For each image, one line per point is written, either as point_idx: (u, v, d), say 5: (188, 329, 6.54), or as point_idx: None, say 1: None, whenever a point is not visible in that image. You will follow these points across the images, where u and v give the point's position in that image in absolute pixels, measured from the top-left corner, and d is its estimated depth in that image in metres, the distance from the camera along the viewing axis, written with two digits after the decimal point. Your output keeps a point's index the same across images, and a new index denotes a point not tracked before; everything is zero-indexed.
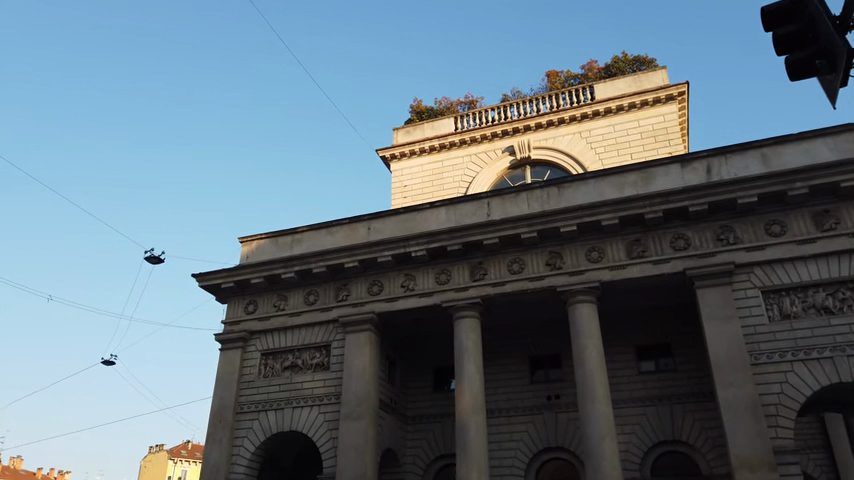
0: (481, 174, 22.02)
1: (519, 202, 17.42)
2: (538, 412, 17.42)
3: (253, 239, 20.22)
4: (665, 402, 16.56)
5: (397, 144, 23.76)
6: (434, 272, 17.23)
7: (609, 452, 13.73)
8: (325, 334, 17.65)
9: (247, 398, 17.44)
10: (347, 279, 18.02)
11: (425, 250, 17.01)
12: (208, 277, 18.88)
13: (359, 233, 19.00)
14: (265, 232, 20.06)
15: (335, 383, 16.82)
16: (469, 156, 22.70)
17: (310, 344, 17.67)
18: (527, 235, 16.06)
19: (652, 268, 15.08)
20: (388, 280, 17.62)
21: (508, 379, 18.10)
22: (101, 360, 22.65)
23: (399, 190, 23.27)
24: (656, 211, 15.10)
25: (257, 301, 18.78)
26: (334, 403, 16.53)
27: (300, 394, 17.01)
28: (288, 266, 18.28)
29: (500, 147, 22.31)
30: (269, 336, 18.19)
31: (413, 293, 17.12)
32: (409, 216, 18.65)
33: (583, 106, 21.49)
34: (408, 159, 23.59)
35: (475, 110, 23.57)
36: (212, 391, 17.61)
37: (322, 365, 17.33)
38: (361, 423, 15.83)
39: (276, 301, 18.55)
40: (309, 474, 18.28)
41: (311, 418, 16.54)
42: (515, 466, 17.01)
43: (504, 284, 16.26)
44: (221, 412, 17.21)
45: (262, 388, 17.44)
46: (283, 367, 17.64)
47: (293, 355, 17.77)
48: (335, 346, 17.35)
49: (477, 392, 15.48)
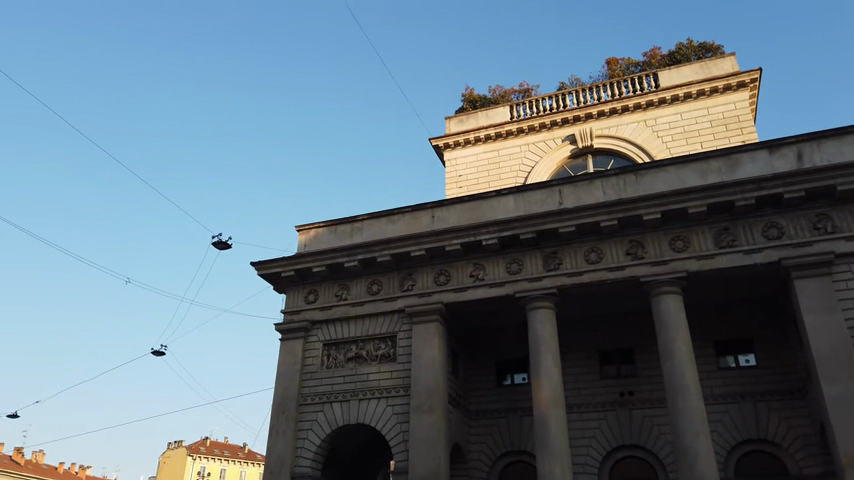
0: (542, 163, 21.28)
1: (594, 189, 16.67)
2: (611, 408, 16.68)
3: (310, 229, 19.73)
4: (748, 399, 15.85)
5: (451, 133, 23.12)
6: (504, 262, 16.51)
7: (705, 449, 13.07)
8: (390, 324, 17.09)
9: (310, 389, 16.93)
10: (413, 269, 17.44)
11: (497, 238, 16.30)
12: (268, 266, 18.44)
13: (422, 222, 18.37)
14: (324, 221, 19.56)
15: (402, 375, 16.24)
16: (527, 145, 21.94)
17: (374, 335, 17.11)
18: (607, 223, 15.38)
19: (744, 257, 14.38)
20: (456, 270, 16.98)
21: (578, 375, 17.38)
22: (151, 351, 22.13)
23: (454, 179, 22.56)
24: (747, 198, 14.43)
25: (317, 291, 18.29)
26: (403, 396, 15.97)
27: (366, 386, 16.46)
28: (350, 254, 17.74)
29: (560, 136, 21.58)
30: (330, 326, 17.70)
31: (483, 283, 16.44)
32: (474, 204, 17.92)
33: (649, 94, 20.82)
34: (462, 148, 22.90)
35: (531, 98, 22.85)
36: (274, 382, 17.13)
37: (388, 357, 16.78)
38: (434, 417, 15.24)
39: (338, 291, 18.03)
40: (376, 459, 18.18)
41: (379, 411, 15.98)
42: (588, 464, 16.29)
43: (581, 275, 15.54)
44: (284, 403, 16.71)
45: (326, 379, 16.93)
46: (347, 358, 17.12)
47: (357, 346, 17.23)
48: (401, 338, 16.77)
49: (557, 386, 14.75)
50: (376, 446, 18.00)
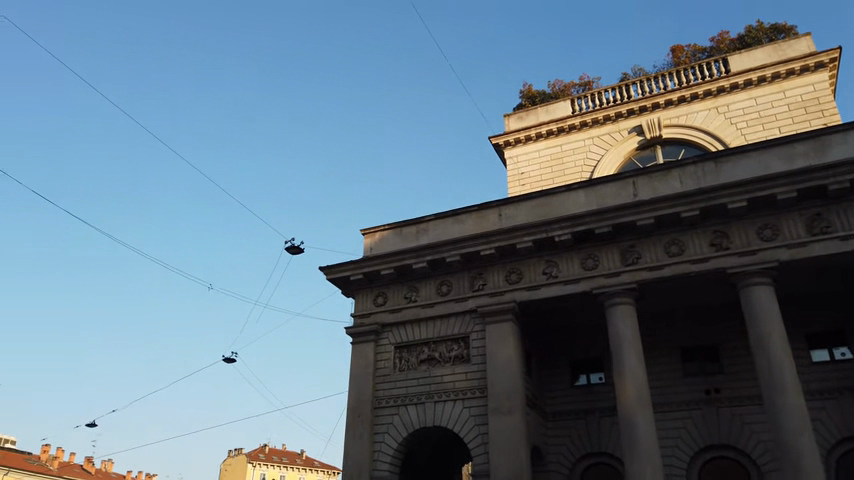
0: (608, 156, 20.69)
1: (670, 179, 16.05)
2: (697, 407, 15.98)
3: (376, 232, 19.64)
4: (847, 394, 14.93)
5: (511, 130, 22.70)
6: (579, 258, 16.02)
7: (809, 448, 12.32)
8: (462, 325, 16.77)
9: (384, 392, 16.80)
10: (483, 268, 17.05)
11: (570, 233, 15.81)
12: (337, 270, 18.44)
13: (490, 220, 17.96)
14: (389, 223, 19.45)
15: (478, 376, 15.93)
16: (592, 139, 21.37)
17: (447, 336, 16.83)
18: (688, 213, 14.76)
19: (840, 244, 13.56)
20: (528, 267, 16.52)
21: (659, 373, 16.75)
22: (223, 358, 22.40)
23: (516, 177, 22.01)
24: (842, 181, 13.61)
25: (386, 293, 18.16)
26: (480, 397, 15.66)
27: (441, 387, 16.21)
28: (418, 255, 17.50)
29: (625, 128, 20.97)
30: (401, 328, 17.53)
31: (557, 280, 15.96)
32: (543, 200, 17.42)
33: (719, 80, 20.04)
34: (524, 145, 22.38)
35: (593, 91, 22.29)
36: (348, 386, 17.07)
37: (461, 358, 16.47)
38: (514, 417, 14.89)
39: (407, 293, 17.84)
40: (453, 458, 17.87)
41: (455, 413, 15.71)
42: (674, 466, 15.62)
43: (661, 269, 14.96)
44: (358, 407, 16.62)
45: (399, 382, 16.76)
46: (420, 361, 16.90)
47: (429, 347, 16.99)
48: (474, 338, 16.44)
49: (642, 384, 14.19)
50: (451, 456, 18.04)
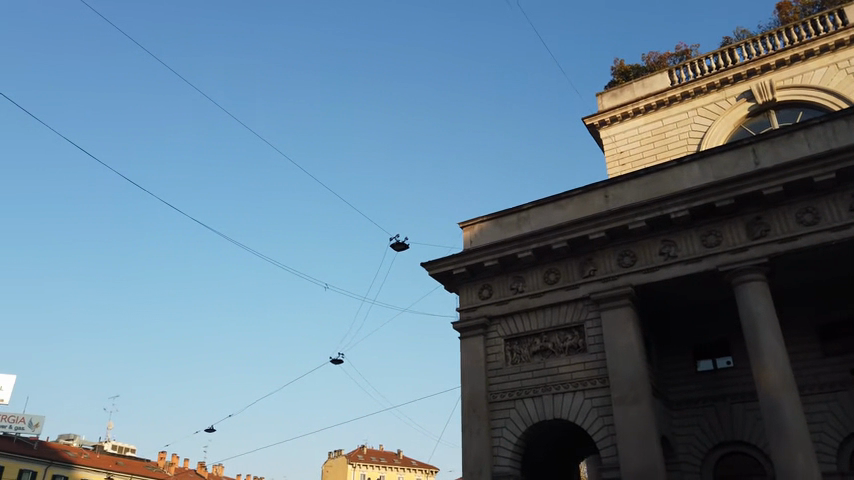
0: (716, 127, 19.43)
1: (796, 143, 14.78)
2: (843, 388, 14.61)
3: (474, 224, 19.16)
4: None
5: (606, 109, 21.71)
6: (698, 234, 15.02)
7: None
8: (575, 313, 16.08)
9: (498, 386, 16.39)
10: (593, 253, 16.26)
11: (688, 210, 14.84)
12: (439, 265, 18.14)
13: (595, 203, 17.11)
14: (487, 214, 18.92)
15: (597, 366, 15.24)
16: (696, 110, 20.13)
17: (559, 325, 16.18)
18: (822, 178, 13.51)
19: None
20: (642, 249, 15.65)
21: (795, 353, 15.47)
22: (330, 360, 22.68)
23: (615, 157, 21.05)
24: None
25: (491, 286, 17.66)
26: (601, 387, 14.97)
27: (558, 379, 15.63)
28: (523, 245, 16.87)
29: (733, 95, 19.62)
30: (509, 320, 17.03)
31: (676, 260, 15.01)
32: (653, 177, 16.50)
33: (837, 33, 18.36)
34: (621, 123, 21.38)
35: (692, 60, 21.00)
36: (460, 382, 16.79)
37: (577, 347, 15.79)
38: (641, 407, 14.11)
39: (513, 284, 17.26)
40: (574, 451, 17.26)
41: (576, 405, 15.09)
42: (822, 453, 14.34)
43: (795, 240, 13.76)
44: (474, 402, 16.35)
45: (513, 375, 16.30)
46: (533, 352, 16.35)
47: (541, 338, 16.39)
48: (590, 326, 15.72)
49: (784, 366, 13.08)
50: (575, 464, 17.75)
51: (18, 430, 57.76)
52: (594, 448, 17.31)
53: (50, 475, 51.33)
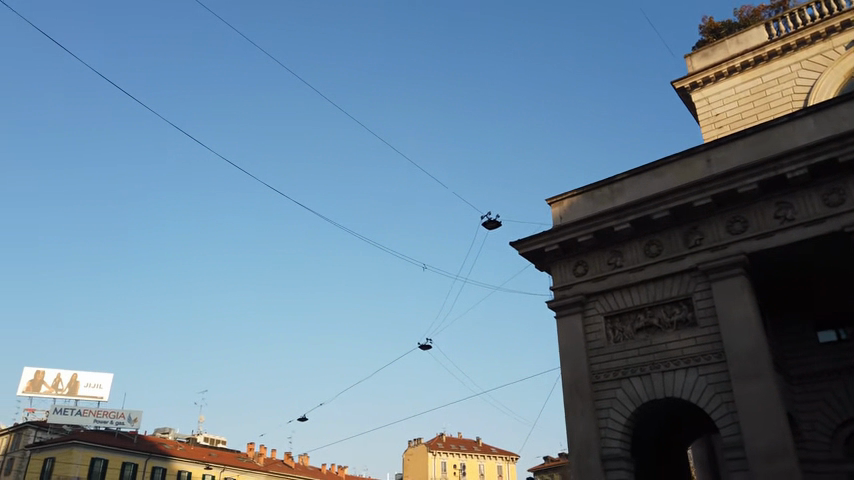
0: (824, 80, 17.92)
1: None
2: None
3: (562, 199, 18.28)
4: None
5: (697, 70, 20.43)
6: (818, 194, 13.83)
7: None
8: (682, 286, 15.15)
9: (601, 365, 15.67)
10: (698, 221, 15.26)
11: (806, 168, 13.67)
12: (529, 243, 17.42)
13: (697, 168, 16.05)
14: (576, 188, 18.03)
15: (710, 340, 14.30)
16: (800, 63, 18.62)
17: (665, 299, 15.28)
18: None
19: None
20: (754, 214, 14.56)
21: None
22: (418, 345, 22.51)
23: (710, 120, 19.79)
24: None
25: (586, 262, 16.86)
26: (717, 363, 14.05)
27: (667, 356, 14.79)
28: (620, 217, 16.01)
29: (842, 44, 18.03)
30: (608, 296, 16.22)
31: (795, 223, 13.88)
32: (760, 136, 15.32)
33: None
34: (715, 84, 20.08)
35: (791, 10, 19.43)
36: (560, 362, 16.16)
37: (686, 322, 14.87)
38: (764, 382, 13.13)
39: (610, 258, 16.42)
40: (681, 432, 16.40)
41: (690, 382, 14.24)
42: None
43: None
44: (576, 383, 15.71)
45: (617, 354, 15.53)
46: (637, 329, 15.52)
47: (645, 314, 15.54)
48: (699, 299, 14.78)
49: None
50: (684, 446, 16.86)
51: (118, 425, 61.07)
52: (704, 427, 16.39)
53: (150, 466, 54.08)
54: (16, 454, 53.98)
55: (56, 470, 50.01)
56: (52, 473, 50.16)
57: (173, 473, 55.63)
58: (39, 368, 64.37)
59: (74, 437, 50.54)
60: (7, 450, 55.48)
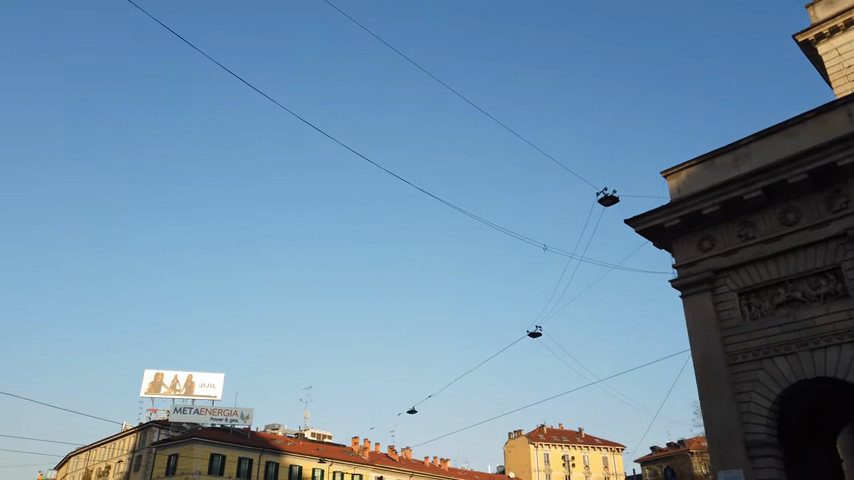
0: None
1: None
2: None
3: (679, 171, 17.08)
4: None
5: (822, 20, 18.64)
6: None
7: None
8: (827, 255, 13.78)
9: (738, 346, 14.51)
10: (842, 183, 13.84)
11: None
12: (646, 219, 16.36)
13: (836, 125, 14.56)
14: (694, 157, 16.78)
15: None
16: None
17: (808, 270, 13.96)
18: None
19: None
20: None
21: None
22: (528, 332, 21.86)
23: (841, 74, 18.01)
24: None
25: (712, 236, 15.69)
26: None
27: (816, 333, 13.51)
28: (749, 184, 14.73)
29: None
30: (740, 271, 15.01)
31: None
32: None
33: None
34: (844, 34, 18.25)
35: None
36: (690, 344, 15.11)
37: (835, 294, 13.52)
38: None
39: (740, 231, 15.19)
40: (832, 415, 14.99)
41: (845, 360, 12.95)
42: None
43: None
44: (711, 365, 14.64)
45: (755, 333, 14.33)
46: (777, 305, 14.26)
47: (785, 288, 14.25)
48: (850, 268, 13.41)
49: None
50: (833, 433, 15.46)
51: (233, 422, 64.16)
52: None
53: (264, 461, 56.45)
54: (144, 451, 57.76)
55: (179, 466, 53.07)
56: (177, 468, 53.29)
57: (286, 467, 57.84)
58: (158, 370, 68.62)
59: (195, 435, 53.38)
60: (135, 447, 59.48)
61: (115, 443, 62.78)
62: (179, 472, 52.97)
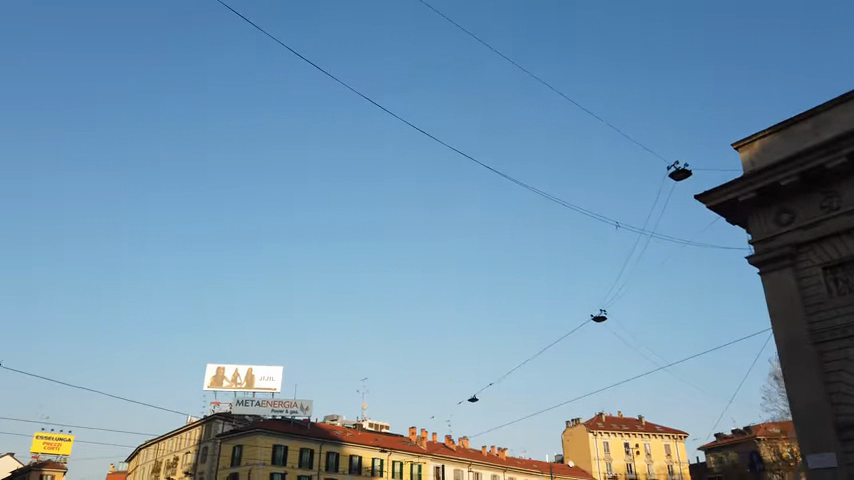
0: None
1: None
2: None
3: (752, 142, 16.23)
4: None
5: None
6: None
7: None
8: None
9: (824, 323, 13.68)
10: None
11: None
12: (718, 194, 15.62)
13: None
14: (767, 127, 15.92)
15: None
16: None
17: None
18: None
19: None
20: None
21: None
22: (593, 318, 21.30)
23: None
24: None
25: (792, 209, 14.85)
26: None
27: None
28: (832, 152, 13.85)
29: None
30: (824, 244, 14.15)
31: None
32: None
33: None
34: None
35: None
36: (771, 323, 14.34)
37: None
38: None
39: (823, 202, 14.32)
40: None
41: None
42: None
43: None
44: (795, 345, 13.86)
45: (844, 309, 13.48)
46: None
47: None
48: None
49: None
50: None
51: (293, 414, 65.42)
52: None
53: (325, 451, 57.37)
54: (210, 442, 59.46)
55: (245, 456, 54.45)
56: (242, 459, 54.62)
57: (346, 457, 58.67)
58: (220, 364, 70.51)
59: (258, 427, 54.56)
60: (201, 439, 61.33)
61: (183, 436, 64.88)
62: (244, 463, 54.30)
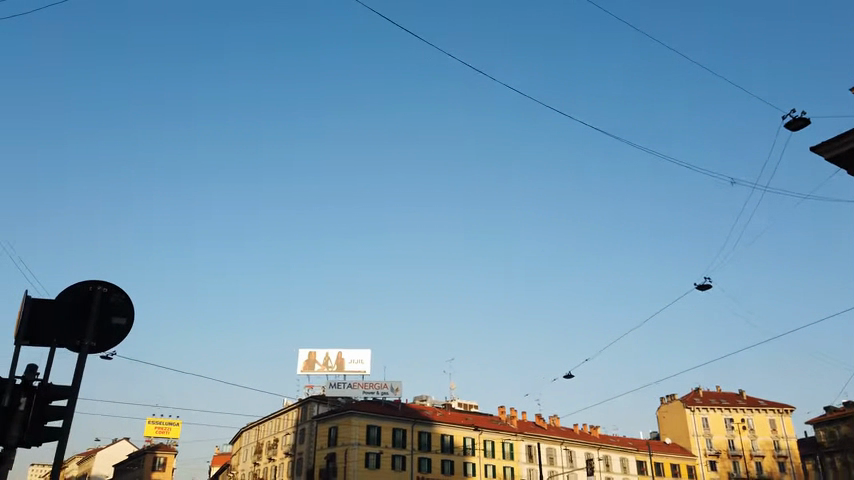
0: None
1: None
2: None
3: None
4: None
5: None
6: None
7: None
8: None
9: None
10: None
11: None
12: (836, 146, 14.30)
13: None
14: None
15: None
16: None
17: None
18: None
19: None
20: None
21: None
22: (699, 286, 20.19)
23: None
24: None
25: None
26: None
27: None
28: None
29: None
30: None
31: None
32: None
33: None
34: None
35: None
36: None
37: None
38: None
39: None
40: None
41: None
42: None
43: None
44: None
45: None
46: None
47: None
48: None
49: None
50: None
51: (384, 395, 66.73)
52: None
53: (417, 431, 58.21)
54: (306, 424, 61.63)
55: (340, 436, 56.03)
56: (338, 439, 56.26)
57: (438, 437, 59.29)
58: (311, 349, 72.79)
59: (351, 408, 55.94)
60: (298, 421, 63.65)
61: (281, 418, 67.63)
62: (340, 443, 55.92)
